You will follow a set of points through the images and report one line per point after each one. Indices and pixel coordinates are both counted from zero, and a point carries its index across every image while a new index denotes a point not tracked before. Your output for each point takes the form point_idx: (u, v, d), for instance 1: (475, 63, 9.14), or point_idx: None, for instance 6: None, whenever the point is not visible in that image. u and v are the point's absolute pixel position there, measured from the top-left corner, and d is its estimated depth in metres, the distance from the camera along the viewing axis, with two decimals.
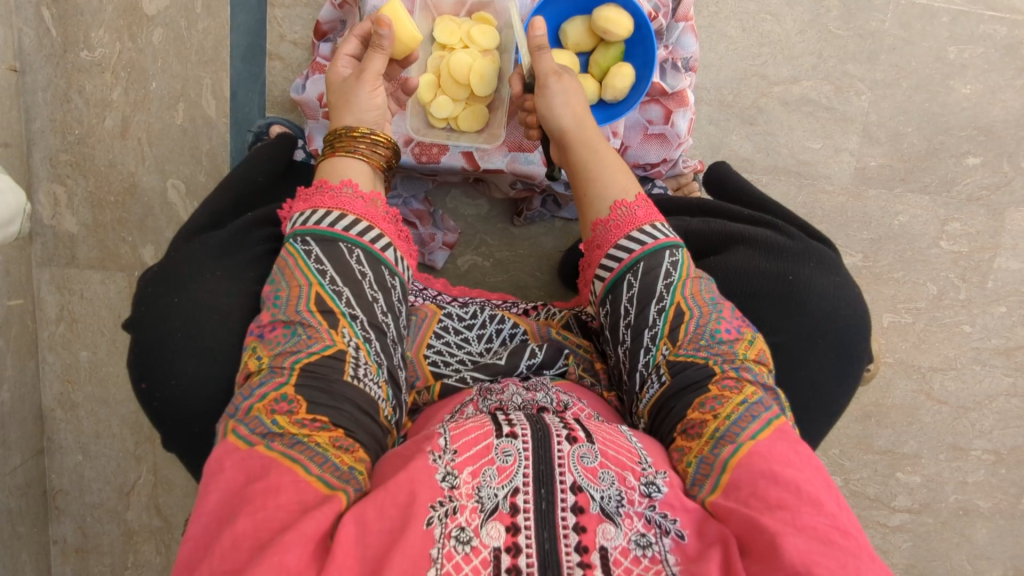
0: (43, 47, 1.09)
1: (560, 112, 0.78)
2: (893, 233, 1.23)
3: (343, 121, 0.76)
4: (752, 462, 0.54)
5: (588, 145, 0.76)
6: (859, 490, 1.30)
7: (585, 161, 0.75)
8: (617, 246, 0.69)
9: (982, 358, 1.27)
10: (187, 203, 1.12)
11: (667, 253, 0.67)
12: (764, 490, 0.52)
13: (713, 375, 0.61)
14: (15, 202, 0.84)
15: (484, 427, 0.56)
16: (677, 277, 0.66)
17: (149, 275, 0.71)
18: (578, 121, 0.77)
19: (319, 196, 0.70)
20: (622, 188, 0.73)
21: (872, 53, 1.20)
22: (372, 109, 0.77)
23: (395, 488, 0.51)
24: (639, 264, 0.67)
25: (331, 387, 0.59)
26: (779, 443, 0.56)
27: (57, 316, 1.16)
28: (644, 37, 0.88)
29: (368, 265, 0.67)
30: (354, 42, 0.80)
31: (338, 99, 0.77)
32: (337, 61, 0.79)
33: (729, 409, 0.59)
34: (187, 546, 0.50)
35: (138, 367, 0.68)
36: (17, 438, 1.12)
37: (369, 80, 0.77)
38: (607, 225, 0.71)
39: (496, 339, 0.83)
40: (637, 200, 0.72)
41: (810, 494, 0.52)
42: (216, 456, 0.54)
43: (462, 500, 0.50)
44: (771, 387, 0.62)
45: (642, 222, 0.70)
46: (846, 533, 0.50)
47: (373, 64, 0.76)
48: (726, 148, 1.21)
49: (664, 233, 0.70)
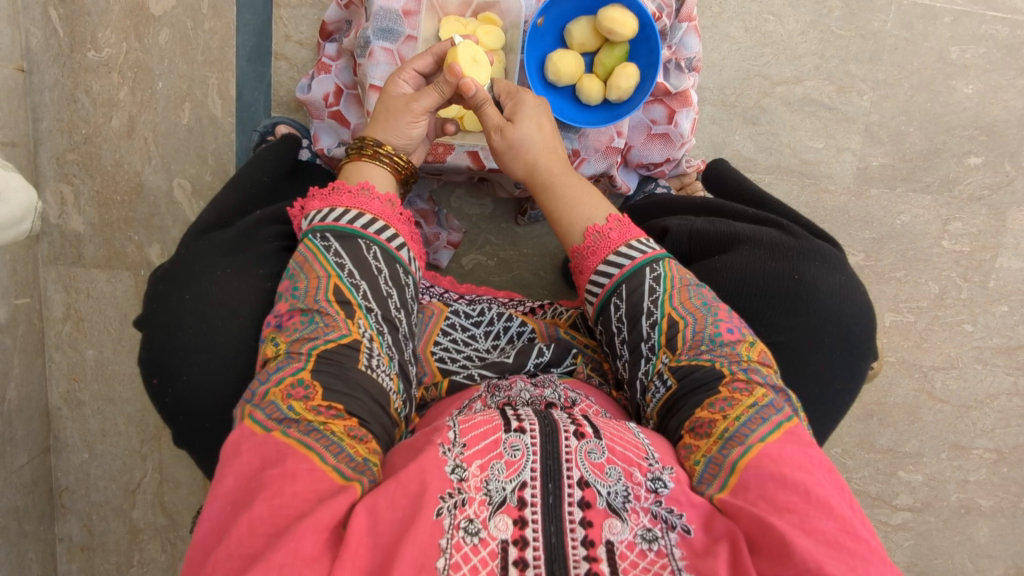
0: (50, 48, 1.10)
1: (512, 161, 0.79)
2: (895, 233, 1.24)
3: (374, 134, 0.78)
4: (761, 464, 0.55)
5: (545, 184, 0.78)
6: (861, 489, 1.30)
7: (545, 199, 0.78)
8: (600, 269, 0.72)
9: (984, 357, 1.27)
10: (193, 203, 1.13)
11: (648, 270, 0.69)
12: (773, 492, 0.53)
13: (722, 377, 0.62)
14: (27, 201, 0.84)
15: (494, 421, 0.57)
16: (662, 291, 0.68)
17: (160, 273, 0.72)
18: (532, 165, 0.79)
19: (336, 196, 0.72)
20: (587, 219, 0.75)
21: (874, 53, 1.20)
22: (406, 138, 0.78)
23: (406, 479, 0.51)
24: (622, 287, 0.69)
25: (346, 374, 0.60)
26: (789, 446, 0.56)
27: (63, 315, 1.16)
28: (649, 37, 0.89)
29: (385, 262, 0.69)
30: (428, 61, 0.79)
31: (380, 114, 0.78)
32: (402, 74, 0.78)
33: (738, 411, 0.59)
34: (201, 527, 0.51)
35: (149, 363, 0.69)
36: (23, 436, 1.13)
37: (416, 112, 0.77)
38: (584, 252, 0.74)
39: (503, 336, 0.84)
40: (609, 222, 0.74)
41: (819, 497, 0.52)
42: (232, 440, 0.55)
43: (470, 492, 0.51)
44: (781, 389, 0.63)
45: (617, 244, 0.72)
46: (857, 536, 0.51)
47: (425, 99, 0.76)
48: (728, 148, 1.22)
49: (645, 248, 0.72)
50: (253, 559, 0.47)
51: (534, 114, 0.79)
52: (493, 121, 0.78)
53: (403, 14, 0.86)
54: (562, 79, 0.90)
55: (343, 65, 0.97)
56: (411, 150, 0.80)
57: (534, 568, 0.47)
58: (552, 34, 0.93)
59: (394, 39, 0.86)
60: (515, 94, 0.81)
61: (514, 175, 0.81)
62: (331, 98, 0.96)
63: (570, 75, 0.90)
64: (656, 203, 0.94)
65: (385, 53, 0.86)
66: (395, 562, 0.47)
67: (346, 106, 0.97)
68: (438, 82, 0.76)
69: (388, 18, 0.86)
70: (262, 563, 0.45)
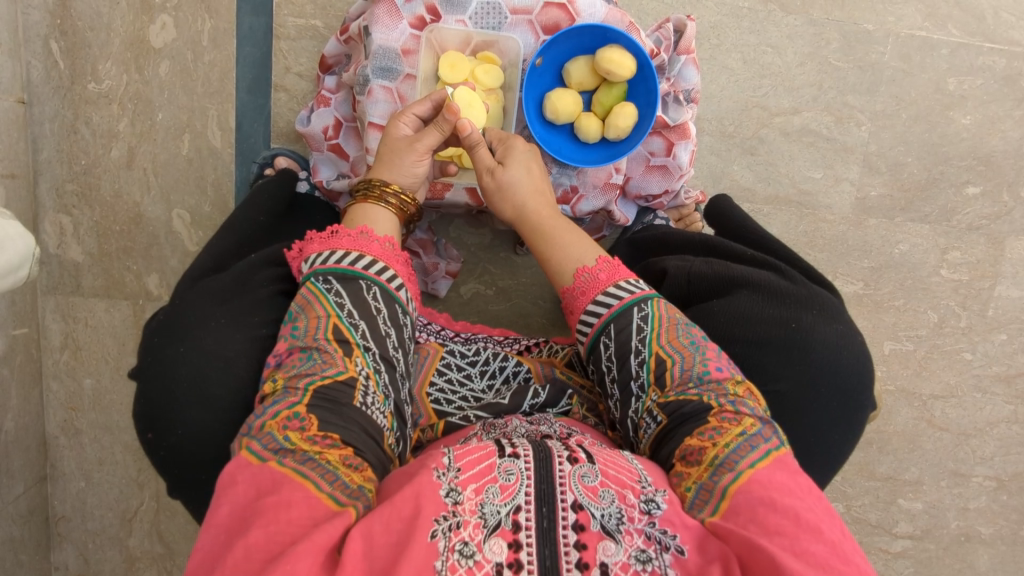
0: (51, 79, 1.10)
1: (501, 205, 0.81)
2: (893, 262, 1.24)
3: (380, 175, 0.79)
4: (751, 489, 0.55)
5: (537, 226, 0.79)
6: (861, 517, 1.30)
7: (534, 242, 0.80)
8: (590, 308, 0.72)
9: (983, 385, 1.27)
10: (192, 233, 1.13)
11: (636, 310, 0.69)
12: (764, 517, 0.53)
13: (711, 409, 0.62)
14: (24, 245, 0.84)
15: (488, 447, 0.57)
16: (650, 330, 0.68)
17: (155, 324, 0.72)
18: (519, 208, 0.80)
19: (336, 239, 0.72)
20: (578, 259, 0.76)
21: (873, 84, 1.21)
22: (412, 176, 0.79)
23: (400, 502, 0.52)
24: (610, 326, 0.70)
25: (342, 410, 0.60)
26: (778, 472, 0.57)
27: (61, 344, 1.16)
28: (647, 77, 0.89)
29: (384, 302, 0.69)
30: (428, 106, 0.80)
31: (384, 155, 0.79)
32: (403, 116, 0.80)
33: (728, 438, 0.59)
34: (196, 557, 0.51)
35: (145, 416, 0.69)
36: (20, 466, 1.12)
37: (419, 152, 0.78)
38: (574, 292, 0.74)
39: (499, 376, 0.83)
40: (598, 264, 0.74)
41: (809, 521, 0.53)
42: (228, 470, 0.55)
43: (465, 515, 0.51)
44: (769, 420, 0.63)
45: (606, 284, 0.72)
46: (846, 559, 0.51)
47: (428, 138, 0.78)
48: (727, 177, 1.22)
49: (633, 288, 0.72)
50: None
51: (522, 159, 0.81)
52: (486, 162, 0.80)
53: (402, 53, 0.86)
54: (560, 117, 0.91)
55: (341, 98, 0.97)
56: (415, 187, 0.81)
57: None
58: (551, 72, 0.93)
59: (393, 78, 0.87)
60: (506, 139, 0.83)
61: (505, 219, 0.82)
62: (331, 132, 0.97)
63: (569, 113, 0.91)
64: (654, 239, 0.94)
65: (384, 91, 0.87)
66: None
67: (345, 139, 0.97)
68: (438, 121, 0.77)
69: (387, 57, 0.86)
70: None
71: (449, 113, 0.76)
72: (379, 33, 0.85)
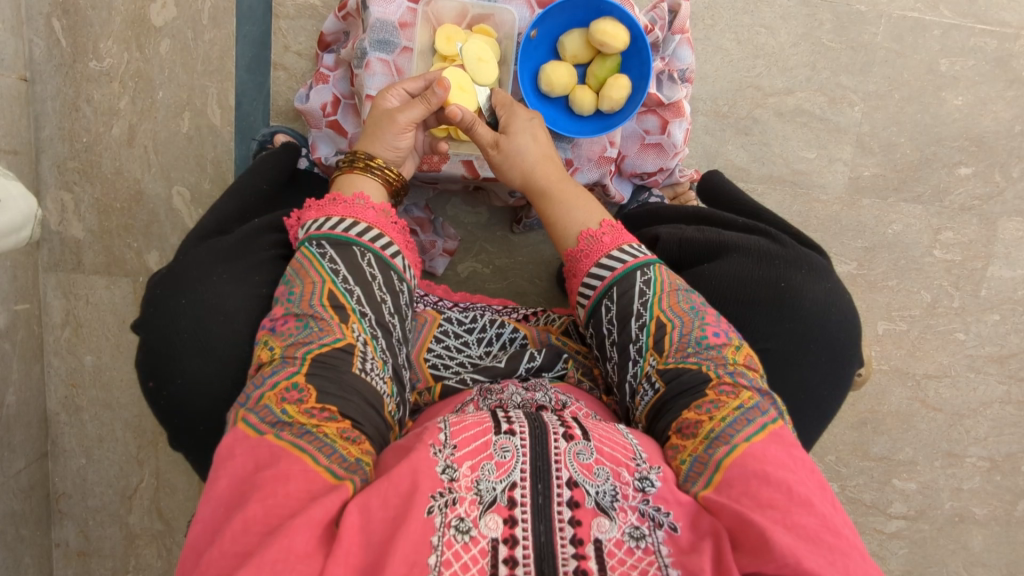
0: (53, 57, 1.12)
1: (509, 170, 0.83)
2: (887, 242, 1.25)
3: (365, 148, 0.80)
4: (745, 463, 0.56)
5: (543, 193, 0.82)
6: (855, 497, 1.31)
7: (542, 206, 0.82)
8: (592, 271, 0.73)
9: (977, 365, 1.28)
10: (192, 210, 1.15)
11: (639, 273, 0.71)
12: (756, 490, 0.54)
13: (709, 380, 0.62)
14: (27, 208, 0.85)
15: (483, 424, 0.58)
16: (651, 294, 0.69)
17: (158, 278, 0.73)
18: (528, 174, 0.82)
19: (333, 206, 0.73)
20: (582, 223, 0.78)
21: (865, 65, 1.22)
22: (394, 150, 0.80)
23: (397, 478, 0.52)
24: (613, 289, 0.71)
25: (341, 378, 0.61)
26: (774, 446, 0.58)
27: (62, 321, 1.17)
28: (640, 49, 0.91)
29: (379, 269, 0.70)
30: (421, 83, 0.82)
31: (369, 129, 0.80)
32: (393, 89, 0.81)
33: (724, 412, 0.60)
34: (196, 528, 0.52)
35: (148, 365, 0.71)
36: (21, 441, 1.13)
37: (402, 124, 0.78)
38: (578, 255, 0.76)
39: (496, 343, 0.85)
40: (603, 227, 0.76)
41: (801, 494, 0.54)
42: (227, 443, 0.56)
43: (461, 491, 0.52)
44: (767, 392, 0.63)
45: (611, 247, 0.74)
46: (836, 532, 0.53)
47: (412, 111, 0.78)
48: (722, 157, 1.23)
49: (635, 252, 0.73)
50: (247, 557, 0.48)
51: (527, 127, 0.83)
52: (486, 139, 0.81)
53: (400, 26, 0.88)
54: (555, 90, 0.92)
55: (339, 75, 0.99)
56: (399, 162, 0.82)
57: (524, 566, 0.48)
58: (546, 46, 0.94)
59: (390, 51, 0.88)
60: (508, 105, 0.85)
61: (511, 184, 0.84)
62: (329, 108, 0.97)
63: (563, 86, 0.92)
64: (650, 213, 0.95)
65: (382, 65, 0.88)
66: (387, 561, 0.48)
67: (343, 115, 0.98)
68: (427, 96, 0.79)
69: (385, 30, 0.87)
70: (255, 559, 0.47)
71: (439, 87, 0.78)
72: (376, 7, 0.86)
